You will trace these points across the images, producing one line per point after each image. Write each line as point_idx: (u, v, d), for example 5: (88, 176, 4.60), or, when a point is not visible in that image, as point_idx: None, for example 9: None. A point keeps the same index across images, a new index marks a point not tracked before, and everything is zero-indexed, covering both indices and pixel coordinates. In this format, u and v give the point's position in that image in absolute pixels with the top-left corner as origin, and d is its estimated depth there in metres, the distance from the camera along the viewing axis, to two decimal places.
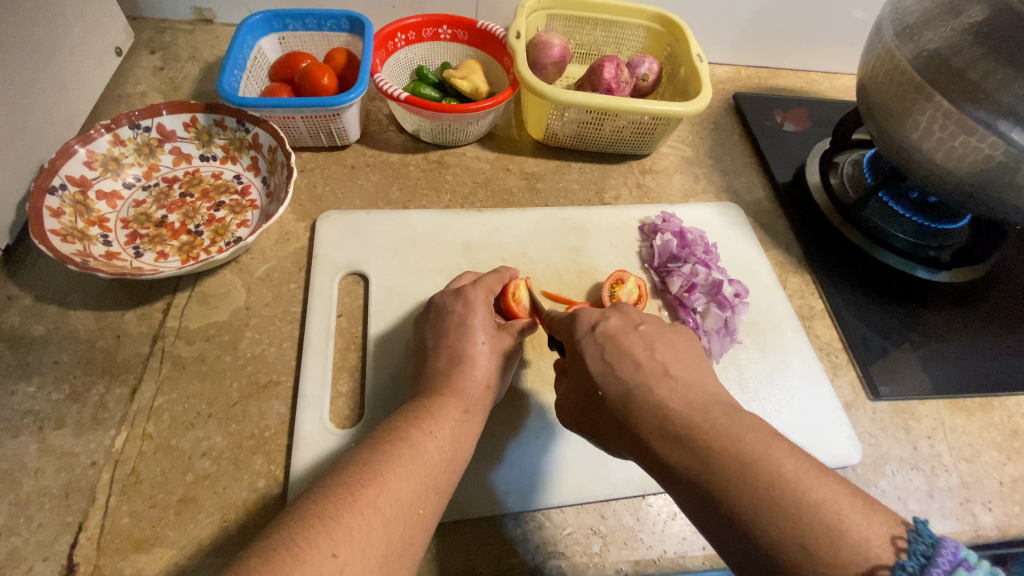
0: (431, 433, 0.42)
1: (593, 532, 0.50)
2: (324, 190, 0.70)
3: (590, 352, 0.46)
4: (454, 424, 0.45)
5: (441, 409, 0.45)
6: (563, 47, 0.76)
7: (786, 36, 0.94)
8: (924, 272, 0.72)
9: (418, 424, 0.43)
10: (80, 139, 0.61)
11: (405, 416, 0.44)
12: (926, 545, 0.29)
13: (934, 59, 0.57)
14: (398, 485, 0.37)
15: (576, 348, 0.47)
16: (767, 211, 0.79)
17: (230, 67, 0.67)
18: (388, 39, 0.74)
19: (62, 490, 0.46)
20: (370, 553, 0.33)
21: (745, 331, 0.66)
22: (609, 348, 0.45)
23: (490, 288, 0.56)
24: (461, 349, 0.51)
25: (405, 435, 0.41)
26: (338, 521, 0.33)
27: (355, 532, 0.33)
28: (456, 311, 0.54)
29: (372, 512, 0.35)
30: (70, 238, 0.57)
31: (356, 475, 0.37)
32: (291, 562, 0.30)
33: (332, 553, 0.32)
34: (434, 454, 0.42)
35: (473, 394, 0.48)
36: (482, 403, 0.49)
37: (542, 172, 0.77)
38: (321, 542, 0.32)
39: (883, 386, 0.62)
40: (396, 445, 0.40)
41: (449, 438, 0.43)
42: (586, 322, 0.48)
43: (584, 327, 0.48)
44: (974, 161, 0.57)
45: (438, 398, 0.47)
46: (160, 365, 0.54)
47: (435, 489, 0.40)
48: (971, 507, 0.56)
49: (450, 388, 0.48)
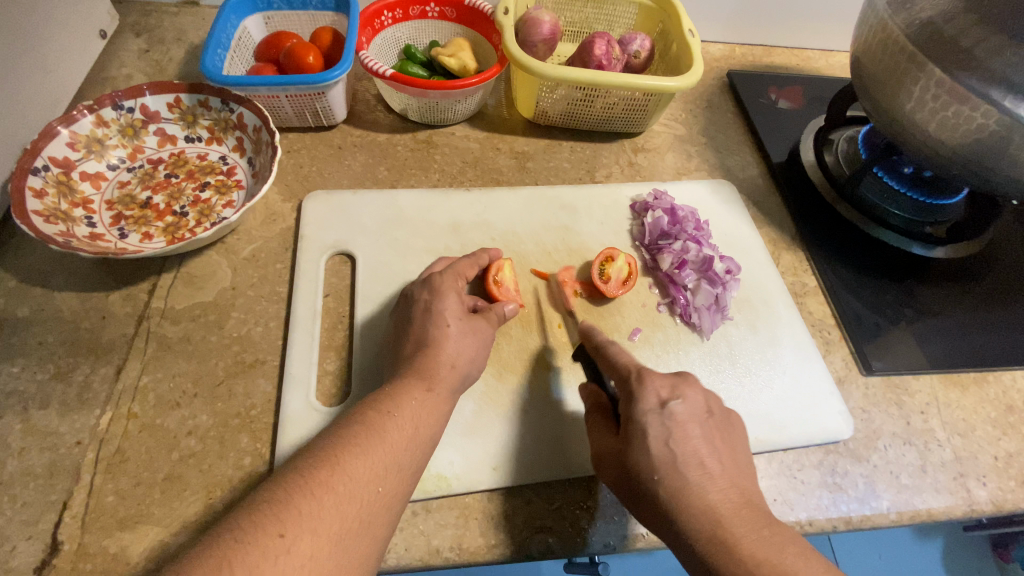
0: (389, 414, 0.42)
1: (583, 507, 0.50)
2: (311, 170, 0.70)
3: (655, 433, 0.43)
4: (415, 404, 0.44)
5: (401, 391, 0.44)
6: (553, 24, 0.74)
7: (782, 13, 0.93)
8: (919, 248, 0.71)
9: (375, 406, 0.43)
10: (63, 120, 0.60)
11: (367, 401, 0.44)
12: None
13: (927, 27, 0.56)
14: (353, 466, 0.37)
15: (635, 419, 0.44)
16: (761, 189, 0.78)
17: (213, 46, 0.66)
18: (374, 17, 0.73)
19: (46, 469, 0.46)
20: (322, 533, 0.33)
21: (736, 307, 0.65)
22: (675, 434, 0.43)
23: (459, 274, 0.55)
24: (445, 329, 0.50)
25: (364, 418, 0.41)
26: (287, 504, 0.34)
27: (306, 512, 0.33)
28: (422, 299, 0.53)
29: (323, 493, 0.35)
30: (52, 219, 0.56)
31: (311, 458, 0.37)
32: (236, 547, 0.31)
33: (279, 534, 0.32)
34: (394, 433, 0.41)
35: (439, 375, 0.47)
36: (448, 382, 0.47)
37: (532, 152, 0.76)
38: (269, 524, 0.32)
39: (876, 361, 0.62)
40: (351, 429, 0.40)
41: (409, 418, 0.43)
42: (654, 395, 0.45)
43: (652, 401, 0.45)
44: (968, 132, 0.56)
45: (401, 381, 0.46)
46: (146, 345, 0.53)
47: (397, 467, 0.39)
48: (965, 482, 0.55)
49: (414, 370, 0.47)
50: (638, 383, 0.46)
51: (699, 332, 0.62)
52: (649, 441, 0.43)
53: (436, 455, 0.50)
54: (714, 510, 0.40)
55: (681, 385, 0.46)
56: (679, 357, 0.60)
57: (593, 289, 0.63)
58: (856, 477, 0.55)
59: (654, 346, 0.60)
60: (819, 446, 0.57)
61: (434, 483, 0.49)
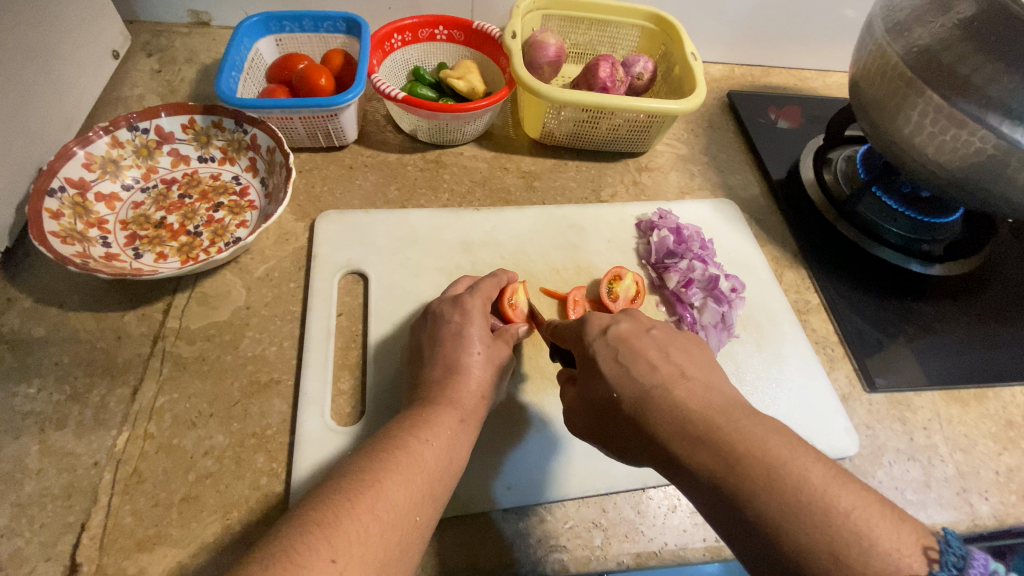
0: (428, 442, 0.43)
1: (594, 525, 0.50)
2: (323, 190, 0.71)
3: (603, 354, 0.45)
4: (450, 433, 0.45)
5: (437, 419, 0.45)
6: (559, 47, 0.76)
7: (779, 35, 0.95)
8: (917, 265, 0.72)
9: (415, 433, 0.43)
10: (79, 141, 0.61)
11: (400, 425, 0.44)
12: (958, 556, 0.29)
13: (925, 54, 0.58)
14: (396, 493, 0.38)
15: (586, 352, 0.46)
16: (762, 207, 0.79)
17: (227, 69, 0.67)
18: (384, 40, 0.75)
19: (63, 490, 0.46)
20: (368, 558, 0.34)
21: (742, 325, 0.66)
22: (622, 351, 0.45)
23: (486, 295, 0.56)
24: (474, 356, 0.52)
25: (403, 443, 0.42)
26: (336, 527, 0.34)
27: (354, 537, 0.34)
28: (454, 321, 0.54)
29: (370, 518, 0.35)
30: (69, 240, 0.57)
31: (356, 481, 0.38)
32: (289, 566, 0.30)
33: (331, 559, 0.32)
34: (430, 461, 0.42)
35: (464, 395, 0.48)
36: (468, 403, 0.48)
37: (539, 171, 0.78)
38: (321, 548, 0.32)
39: (879, 378, 0.63)
40: (389, 453, 0.41)
41: (445, 446, 0.44)
42: (597, 326, 0.48)
43: (594, 332, 0.47)
44: (966, 155, 0.57)
45: (435, 408, 0.47)
46: (161, 365, 0.54)
47: (431, 496, 0.40)
48: (968, 497, 0.56)
49: (445, 397, 0.48)
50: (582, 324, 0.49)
51: None
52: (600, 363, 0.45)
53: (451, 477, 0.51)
54: None
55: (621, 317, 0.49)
56: None
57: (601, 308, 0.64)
58: None
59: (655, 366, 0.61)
60: None
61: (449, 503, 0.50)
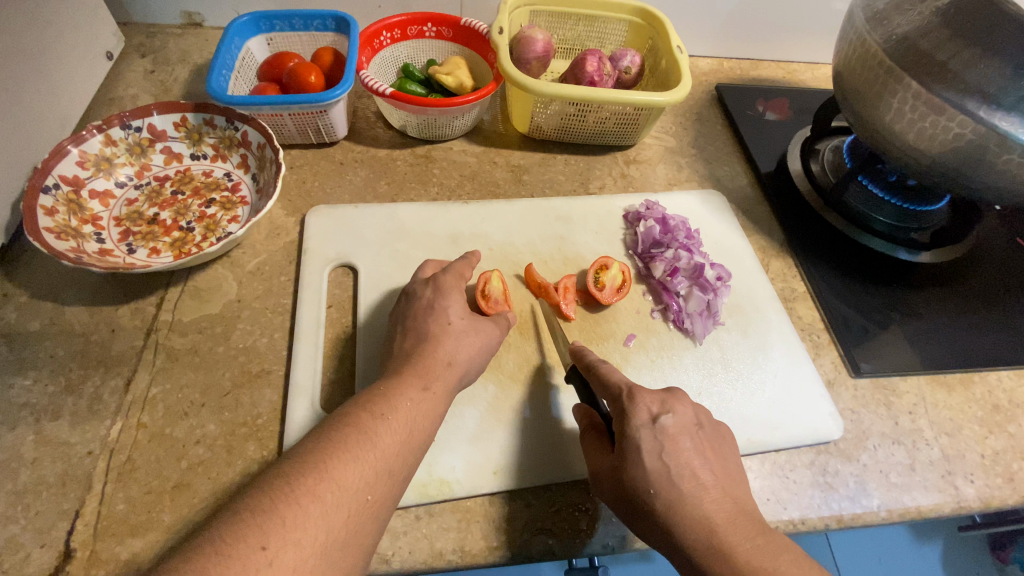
0: (382, 418, 0.43)
1: (581, 509, 0.51)
2: (313, 186, 0.72)
3: (648, 447, 0.44)
4: (410, 406, 0.45)
5: (397, 393, 0.46)
6: (546, 42, 0.77)
7: (768, 29, 0.96)
8: (905, 253, 0.73)
9: (369, 408, 0.44)
10: (73, 140, 0.62)
11: (358, 401, 0.45)
12: None
13: (903, 42, 0.59)
14: (341, 474, 0.39)
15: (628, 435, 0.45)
16: (750, 198, 0.80)
17: (218, 67, 0.68)
18: (373, 37, 0.76)
19: (58, 479, 0.47)
20: (305, 544, 0.35)
21: (728, 312, 0.67)
22: (667, 447, 0.44)
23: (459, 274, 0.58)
24: (446, 326, 0.53)
25: (356, 421, 0.43)
26: (271, 514, 0.35)
27: (289, 523, 0.35)
28: (425, 296, 0.55)
29: (310, 502, 0.36)
30: (63, 236, 0.58)
31: (298, 464, 0.39)
32: (216, 559, 0.32)
33: (261, 546, 0.33)
34: (384, 438, 0.42)
35: (436, 372, 0.49)
36: (445, 379, 0.49)
37: (528, 165, 0.79)
38: (251, 536, 0.34)
39: (864, 363, 0.64)
40: (342, 431, 0.42)
41: (403, 420, 0.44)
42: (646, 410, 0.46)
43: (643, 417, 0.45)
44: (944, 141, 0.58)
45: (398, 378, 0.48)
46: (154, 357, 0.55)
47: (386, 473, 0.41)
48: (953, 480, 0.57)
49: (413, 369, 0.49)
50: (628, 400, 0.46)
51: (691, 338, 0.64)
52: (642, 455, 0.44)
53: (439, 460, 0.51)
54: (705, 524, 0.41)
55: (671, 400, 0.47)
56: (672, 362, 0.62)
57: (589, 297, 0.64)
58: (847, 477, 0.57)
59: (625, 374, 0.60)
60: (811, 446, 0.58)
61: (435, 486, 0.50)
